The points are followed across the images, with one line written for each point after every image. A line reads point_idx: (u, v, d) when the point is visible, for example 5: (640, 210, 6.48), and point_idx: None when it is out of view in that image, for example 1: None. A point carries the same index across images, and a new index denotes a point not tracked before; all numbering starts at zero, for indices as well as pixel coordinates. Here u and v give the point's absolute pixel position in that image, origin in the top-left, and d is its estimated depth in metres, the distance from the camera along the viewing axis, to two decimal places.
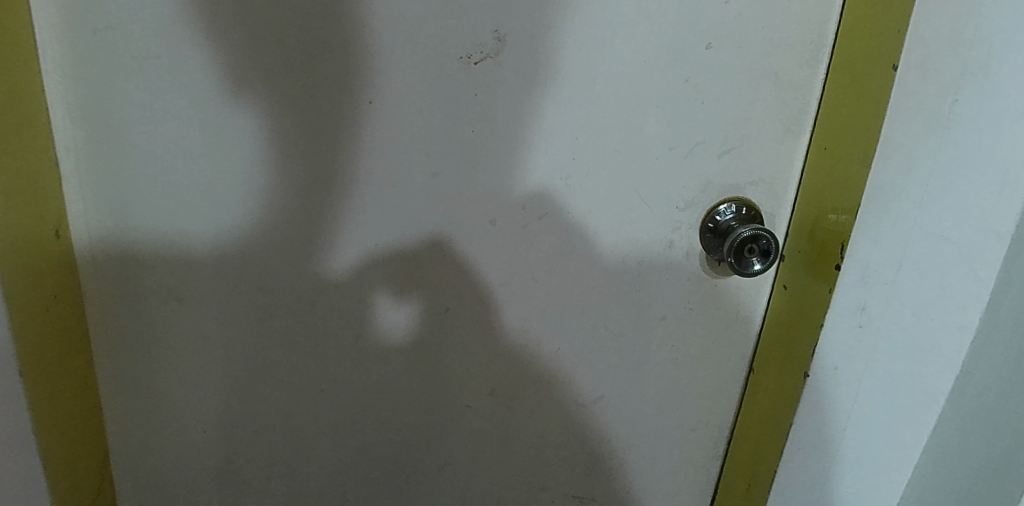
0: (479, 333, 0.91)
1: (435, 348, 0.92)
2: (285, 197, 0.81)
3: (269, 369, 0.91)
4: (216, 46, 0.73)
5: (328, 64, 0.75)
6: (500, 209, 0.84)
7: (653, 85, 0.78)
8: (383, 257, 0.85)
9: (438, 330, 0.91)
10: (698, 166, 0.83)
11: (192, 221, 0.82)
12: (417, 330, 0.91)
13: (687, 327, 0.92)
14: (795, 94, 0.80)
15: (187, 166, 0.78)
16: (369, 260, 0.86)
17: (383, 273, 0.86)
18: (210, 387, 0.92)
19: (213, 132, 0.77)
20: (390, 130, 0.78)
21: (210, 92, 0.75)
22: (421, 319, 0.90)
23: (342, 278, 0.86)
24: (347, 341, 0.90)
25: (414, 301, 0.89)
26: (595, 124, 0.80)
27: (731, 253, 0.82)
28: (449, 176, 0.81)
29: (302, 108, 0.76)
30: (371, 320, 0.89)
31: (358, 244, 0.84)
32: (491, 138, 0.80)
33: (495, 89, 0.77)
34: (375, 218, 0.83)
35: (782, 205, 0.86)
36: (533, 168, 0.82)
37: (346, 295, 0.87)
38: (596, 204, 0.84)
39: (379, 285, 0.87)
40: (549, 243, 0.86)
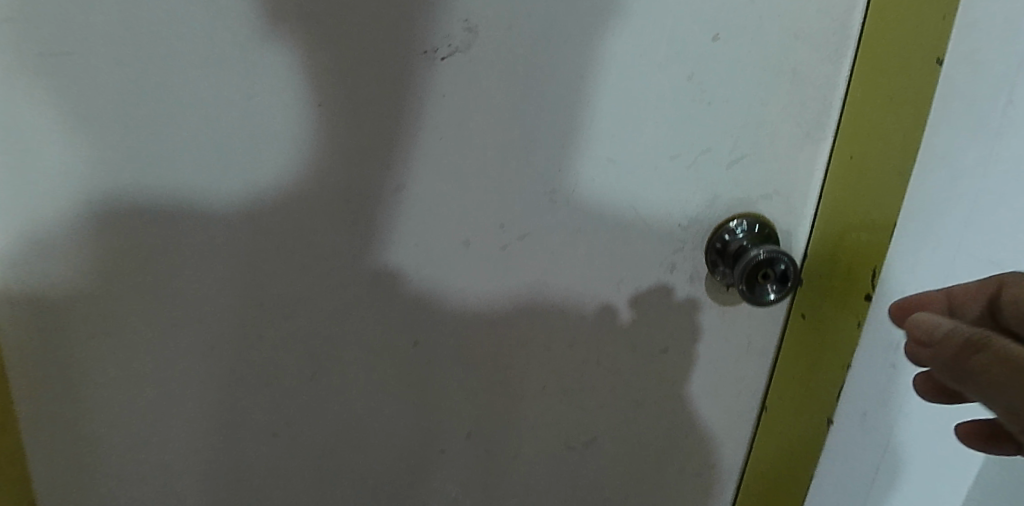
0: (453, 370, 0.79)
1: (401, 388, 0.80)
2: (212, 220, 0.67)
3: (216, 412, 0.80)
4: (120, 39, 0.57)
5: (255, 60, 0.60)
6: (475, 229, 0.71)
7: (652, 85, 0.67)
8: (336, 287, 0.73)
9: (405, 367, 0.78)
10: (704, 176, 0.72)
11: (108, 253, 0.67)
12: (380, 369, 0.78)
13: (691, 360, 0.81)
14: (814, 94, 0.69)
15: (95, 186, 0.63)
16: (320, 290, 0.73)
17: (339, 304, 0.74)
18: (148, 432, 0.80)
19: (123, 145, 0.62)
20: (339, 139, 0.64)
21: (115, 100, 0.60)
22: (385, 357, 0.77)
23: (290, 310, 0.74)
24: (301, 379, 0.78)
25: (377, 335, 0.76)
26: (587, 129, 0.68)
27: (742, 280, 0.71)
28: (412, 193, 0.68)
29: (228, 114, 0.62)
30: (329, 357, 0.77)
31: (304, 273, 0.71)
32: (461, 147, 0.67)
33: (466, 91, 0.64)
34: (326, 243, 0.70)
35: (800, 222, 0.75)
36: (513, 183, 0.70)
37: (297, 330, 0.75)
38: (588, 222, 0.73)
39: (335, 320, 0.75)
40: (532, 267, 0.74)
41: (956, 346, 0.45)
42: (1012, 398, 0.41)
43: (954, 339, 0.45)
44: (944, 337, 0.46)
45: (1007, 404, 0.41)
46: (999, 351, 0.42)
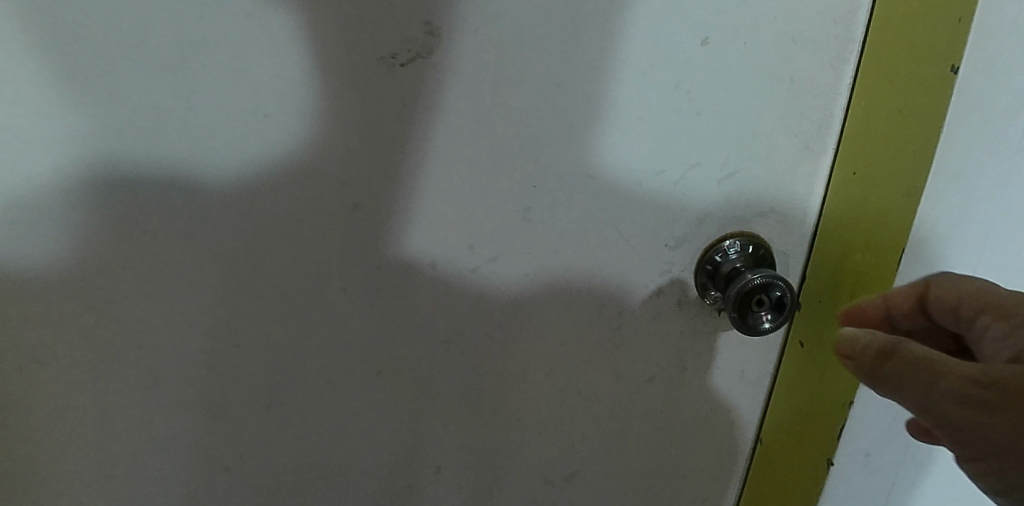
0: (421, 401, 0.73)
1: (364, 420, 0.73)
2: (150, 245, 0.61)
3: (160, 455, 0.72)
4: (43, 43, 0.52)
5: (191, 69, 0.54)
6: (442, 249, 0.66)
7: (635, 93, 0.61)
8: (293, 312, 0.67)
9: (369, 398, 0.72)
10: (694, 192, 0.66)
11: (35, 282, 0.60)
12: (342, 400, 0.72)
13: (679, 390, 0.76)
14: (812, 104, 0.64)
15: (19, 206, 0.57)
16: (274, 316, 0.67)
17: (295, 331, 0.68)
18: (86, 475, 0.72)
19: (50, 161, 0.56)
20: (290, 154, 0.59)
21: (32, 112, 0.54)
22: (347, 387, 0.71)
23: (241, 338, 0.67)
24: (255, 411, 0.72)
25: (337, 364, 0.70)
26: (564, 143, 0.62)
27: (732, 307, 0.64)
28: (373, 212, 0.63)
29: (163, 129, 0.56)
30: (286, 388, 0.71)
31: (256, 298, 0.66)
32: (425, 163, 0.61)
33: (428, 101, 0.59)
34: (279, 266, 0.64)
35: (797, 240, 0.70)
36: (483, 201, 0.64)
37: (249, 359, 0.69)
38: (565, 242, 0.67)
39: (291, 348, 0.69)
40: (505, 291, 0.68)
41: (874, 356, 0.42)
42: (933, 401, 0.40)
43: (870, 349, 0.43)
44: (863, 347, 0.43)
45: (928, 407, 0.41)
46: (915, 356, 0.41)
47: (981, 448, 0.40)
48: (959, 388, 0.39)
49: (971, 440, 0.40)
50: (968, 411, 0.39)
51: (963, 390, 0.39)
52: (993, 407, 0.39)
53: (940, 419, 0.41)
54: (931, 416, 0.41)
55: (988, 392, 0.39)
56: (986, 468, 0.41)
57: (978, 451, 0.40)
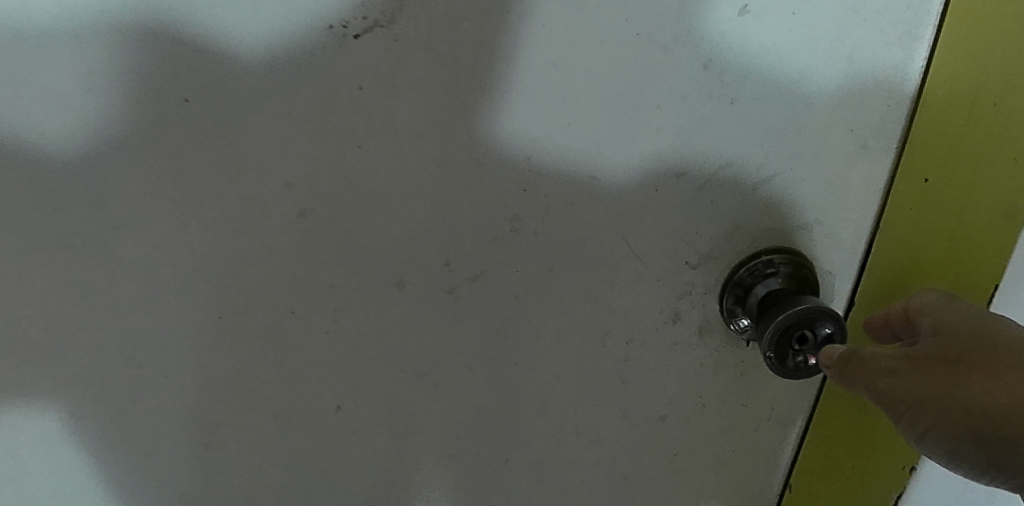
0: (388, 442, 0.61)
1: (321, 461, 0.62)
2: (64, 252, 0.51)
3: (93, 492, 0.63)
4: None
5: (94, 42, 0.44)
6: (411, 267, 0.53)
7: (652, 76, 0.49)
8: (234, 337, 0.56)
9: (326, 437, 0.60)
10: (723, 199, 0.55)
11: None
12: (294, 439, 0.60)
13: (696, 430, 0.64)
14: (876, 92, 0.51)
15: None
16: (212, 341, 0.56)
17: (237, 359, 0.56)
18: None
19: None
20: (226, 147, 0.49)
21: None
22: (300, 424, 0.60)
23: (173, 366, 0.56)
24: (193, 449, 0.60)
25: (287, 399, 0.59)
26: (562, 137, 0.51)
27: (769, 345, 0.52)
28: (325, 217, 0.51)
29: (63, 120, 0.46)
30: (228, 426, 0.59)
31: (191, 319, 0.55)
32: (387, 159, 0.50)
33: (392, 82, 0.47)
34: (217, 283, 0.53)
35: (845, 258, 0.58)
36: (461, 207, 0.52)
37: (184, 390, 0.58)
38: (563, 259, 0.55)
39: (232, 379, 0.57)
40: (488, 316, 0.56)
41: (836, 358, 0.46)
42: (878, 386, 0.43)
43: (834, 354, 0.47)
44: (832, 355, 0.47)
45: (868, 386, 0.43)
46: (868, 353, 0.44)
47: (909, 413, 0.41)
48: (886, 362, 0.43)
49: (901, 406, 0.41)
50: (893, 380, 0.42)
51: (892, 365, 0.43)
52: (913, 373, 0.41)
53: (879, 394, 0.43)
54: (872, 392, 0.43)
55: (907, 361, 0.42)
56: (924, 441, 0.40)
57: (912, 419, 0.41)
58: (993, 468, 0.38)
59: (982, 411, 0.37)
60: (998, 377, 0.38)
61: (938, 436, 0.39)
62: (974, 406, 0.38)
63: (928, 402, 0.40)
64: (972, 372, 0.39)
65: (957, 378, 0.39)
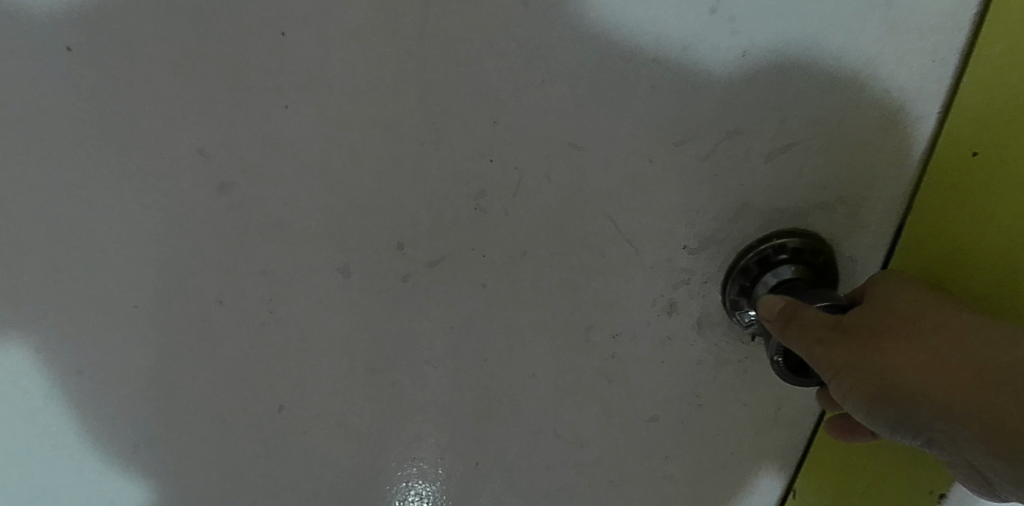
0: (338, 451, 0.53)
1: (263, 472, 0.53)
2: None
3: None
4: None
5: None
6: (358, 250, 0.45)
7: (646, 22, 0.40)
8: (150, 331, 0.47)
9: (267, 444, 0.52)
10: (730, 171, 0.46)
11: None
12: (229, 446, 0.52)
13: (692, 433, 0.56)
14: (916, 45, 0.42)
15: None
16: (125, 336, 0.47)
17: (156, 358, 0.48)
18: None
19: None
20: (126, 106, 0.40)
21: None
22: (236, 430, 0.51)
23: (84, 363, 0.48)
24: (111, 456, 0.52)
25: (218, 402, 0.50)
26: (536, 98, 0.42)
27: (779, 361, 0.45)
28: (251, 191, 0.43)
29: None
30: (151, 434, 0.51)
31: (97, 310, 0.46)
32: (323, 122, 0.41)
33: (324, 27, 0.39)
34: (127, 268, 0.45)
35: (868, 242, 0.50)
36: (416, 180, 0.43)
37: (98, 393, 0.49)
38: (538, 242, 0.47)
39: (153, 379, 0.49)
40: (451, 305, 0.48)
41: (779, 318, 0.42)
42: (810, 354, 0.39)
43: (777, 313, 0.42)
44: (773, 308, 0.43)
45: (798, 343, 0.40)
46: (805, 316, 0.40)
47: (834, 375, 0.38)
48: (815, 324, 0.39)
49: (827, 368, 0.38)
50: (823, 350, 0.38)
51: (825, 334, 0.39)
52: (841, 337, 0.38)
53: (807, 352, 0.39)
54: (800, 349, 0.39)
55: (837, 327, 0.39)
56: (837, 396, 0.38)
57: (836, 379, 0.38)
58: (895, 426, 0.37)
59: (903, 377, 0.36)
60: (918, 352, 0.36)
61: (853, 396, 0.37)
62: (895, 374, 0.36)
63: (854, 365, 0.37)
64: (894, 342, 0.37)
65: (881, 346, 0.37)
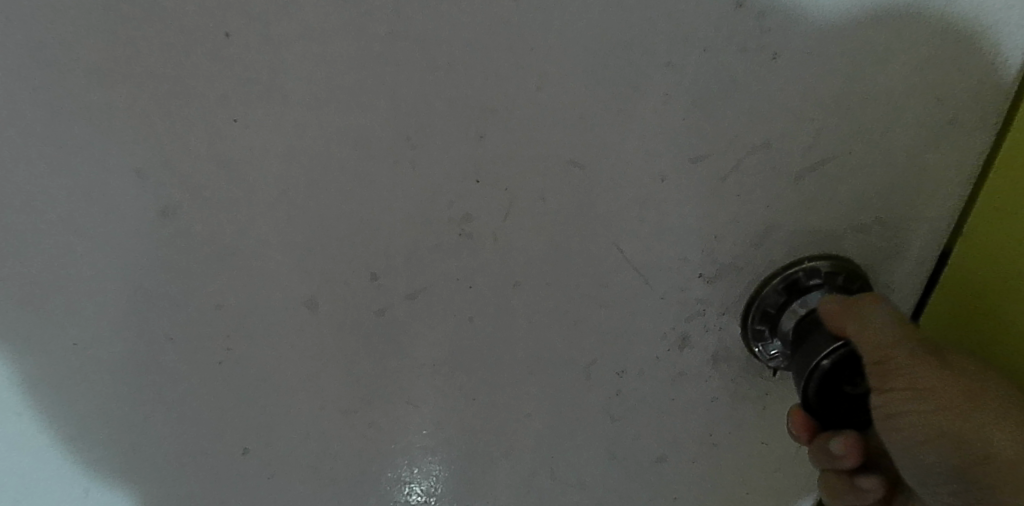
0: (312, 495, 0.47)
1: None
2: None
3: None
4: None
5: None
6: (327, 280, 0.39)
7: (659, 19, 0.34)
8: (84, 381, 0.40)
9: (230, 492, 0.46)
10: (754, 191, 0.40)
11: None
12: (186, 495, 0.46)
13: (705, 475, 0.50)
14: (980, 43, 0.36)
15: None
16: (55, 387, 0.40)
17: (94, 409, 0.41)
18: None
19: None
20: (32, 127, 0.33)
21: None
22: (193, 480, 0.45)
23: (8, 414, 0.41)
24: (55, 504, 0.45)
25: (170, 455, 0.44)
26: (530, 108, 0.36)
27: (814, 389, 0.39)
28: (199, 217, 0.36)
29: None
30: (95, 485, 0.44)
31: (17, 360, 0.39)
32: (280, 138, 0.35)
33: (277, 28, 0.32)
34: (52, 310, 0.38)
35: (910, 268, 0.44)
36: (391, 203, 0.38)
37: (26, 445, 0.42)
38: (533, 271, 0.41)
39: (89, 430, 0.42)
40: (434, 340, 0.42)
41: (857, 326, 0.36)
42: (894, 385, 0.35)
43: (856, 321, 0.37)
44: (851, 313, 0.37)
45: (876, 342, 0.35)
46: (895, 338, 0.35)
47: (904, 390, 0.34)
48: (912, 347, 0.35)
49: (903, 382, 0.34)
50: (910, 390, 0.34)
51: (913, 373, 0.34)
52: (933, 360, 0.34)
53: (884, 356, 0.35)
54: (880, 351, 0.35)
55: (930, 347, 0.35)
56: (891, 420, 0.35)
57: (901, 395, 0.34)
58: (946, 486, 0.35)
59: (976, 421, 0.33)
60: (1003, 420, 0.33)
61: (914, 432, 0.34)
62: (984, 445, 0.33)
63: (936, 391, 0.34)
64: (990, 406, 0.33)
65: (979, 409, 0.33)
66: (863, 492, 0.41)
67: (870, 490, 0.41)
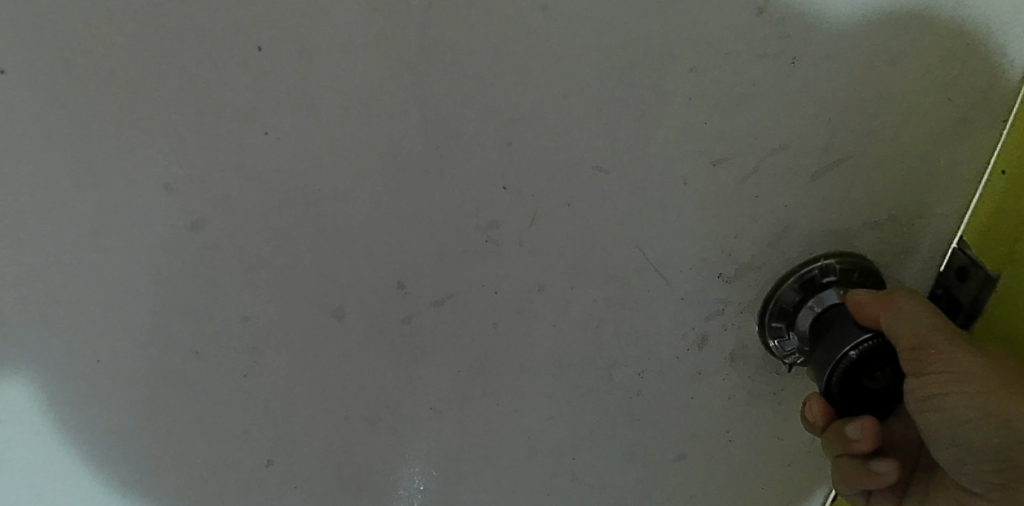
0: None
1: None
2: None
3: None
4: None
5: None
6: (353, 289, 0.39)
7: (683, 26, 0.35)
8: (110, 396, 0.40)
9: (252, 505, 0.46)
10: (772, 192, 0.41)
11: None
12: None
13: (721, 472, 0.51)
14: (995, 44, 0.37)
15: None
16: (80, 403, 0.40)
17: (118, 424, 0.41)
18: None
19: None
20: (61, 139, 0.33)
21: None
22: (215, 492, 0.45)
23: (31, 430, 0.41)
24: None
25: (193, 468, 0.44)
26: (556, 115, 0.36)
27: (838, 377, 0.40)
28: (227, 229, 0.36)
29: None
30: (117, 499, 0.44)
31: (40, 375, 0.39)
32: (309, 150, 0.35)
33: (309, 42, 0.32)
34: (79, 326, 0.38)
35: (920, 264, 0.45)
36: (418, 212, 0.38)
37: (47, 463, 0.42)
38: (556, 275, 0.41)
39: (113, 445, 0.42)
40: (458, 347, 0.43)
41: (893, 316, 0.38)
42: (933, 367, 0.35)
43: (891, 313, 0.38)
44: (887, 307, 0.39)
45: (914, 330, 0.37)
46: (931, 326, 0.36)
47: (942, 373, 0.35)
48: (947, 332, 0.36)
49: (941, 366, 0.35)
50: (948, 372, 0.35)
51: (950, 352, 0.35)
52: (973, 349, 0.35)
53: (922, 343, 0.36)
54: (919, 336, 0.36)
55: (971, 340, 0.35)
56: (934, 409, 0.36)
57: (940, 379, 0.35)
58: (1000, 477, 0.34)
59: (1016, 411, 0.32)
60: None
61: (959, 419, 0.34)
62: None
63: (975, 376, 0.34)
64: None
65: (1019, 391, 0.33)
66: (878, 476, 0.39)
67: (884, 475, 0.39)
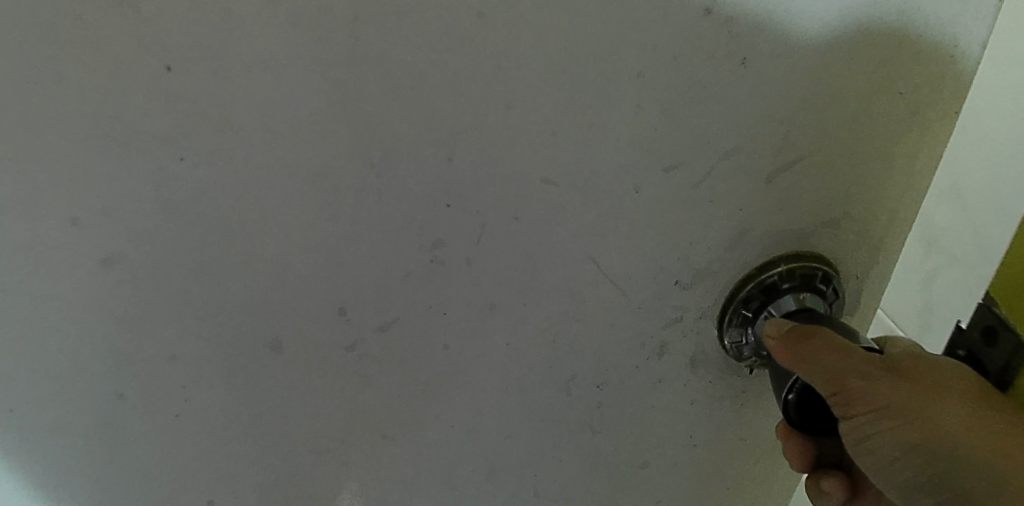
0: None
1: None
2: None
3: None
4: None
5: None
6: (291, 319, 0.37)
7: (629, 30, 0.33)
8: (35, 438, 0.37)
9: None
10: (727, 197, 0.40)
11: None
12: None
13: (685, 474, 0.50)
14: (946, 38, 0.36)
15: None
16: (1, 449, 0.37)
17: (47, 465, 0.38)
18: None
19: None
20: None
21: None
22: None
23: None
24: None
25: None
26: (498, 127, 0.34)
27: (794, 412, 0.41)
28: (146, 262, 0.33)
29: None
30: None
31: None
32: (231, 175, 0.32)
33: (221, 61, 0.29)
34: None
35: (873, 257, 0.45)
36: (356, 235, 0.35)
37: None
38: (508, 292, 0.39)
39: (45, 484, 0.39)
40: (407, 371, 0.40)
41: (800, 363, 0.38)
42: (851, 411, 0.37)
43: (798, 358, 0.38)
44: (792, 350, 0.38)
45: (828, 377, 0.37)
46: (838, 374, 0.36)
47: (868, 414, 0.36)
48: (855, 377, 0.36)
49: (864, 406, 0.36)
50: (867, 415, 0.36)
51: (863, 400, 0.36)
52: (884, 378, 0.36)
53: (836, 391, 0.37)
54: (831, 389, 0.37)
55: (879, 364, 0.37)
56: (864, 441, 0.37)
57: (867, 419, 0.36)
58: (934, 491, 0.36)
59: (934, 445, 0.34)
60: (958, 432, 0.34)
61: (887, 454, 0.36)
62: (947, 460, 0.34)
63: (896, 409, 0.36)
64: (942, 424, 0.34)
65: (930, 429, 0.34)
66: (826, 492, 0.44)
67: (830, 491, 0.44)
